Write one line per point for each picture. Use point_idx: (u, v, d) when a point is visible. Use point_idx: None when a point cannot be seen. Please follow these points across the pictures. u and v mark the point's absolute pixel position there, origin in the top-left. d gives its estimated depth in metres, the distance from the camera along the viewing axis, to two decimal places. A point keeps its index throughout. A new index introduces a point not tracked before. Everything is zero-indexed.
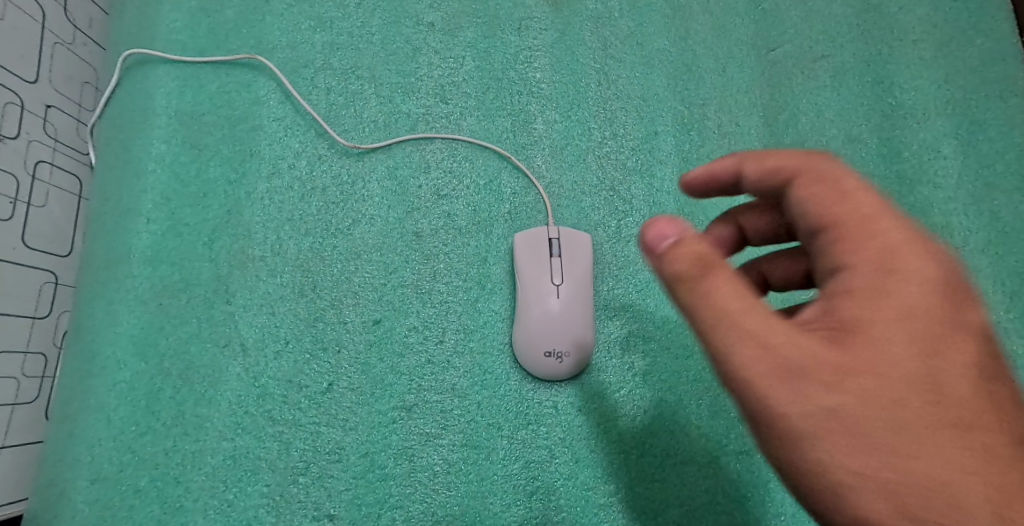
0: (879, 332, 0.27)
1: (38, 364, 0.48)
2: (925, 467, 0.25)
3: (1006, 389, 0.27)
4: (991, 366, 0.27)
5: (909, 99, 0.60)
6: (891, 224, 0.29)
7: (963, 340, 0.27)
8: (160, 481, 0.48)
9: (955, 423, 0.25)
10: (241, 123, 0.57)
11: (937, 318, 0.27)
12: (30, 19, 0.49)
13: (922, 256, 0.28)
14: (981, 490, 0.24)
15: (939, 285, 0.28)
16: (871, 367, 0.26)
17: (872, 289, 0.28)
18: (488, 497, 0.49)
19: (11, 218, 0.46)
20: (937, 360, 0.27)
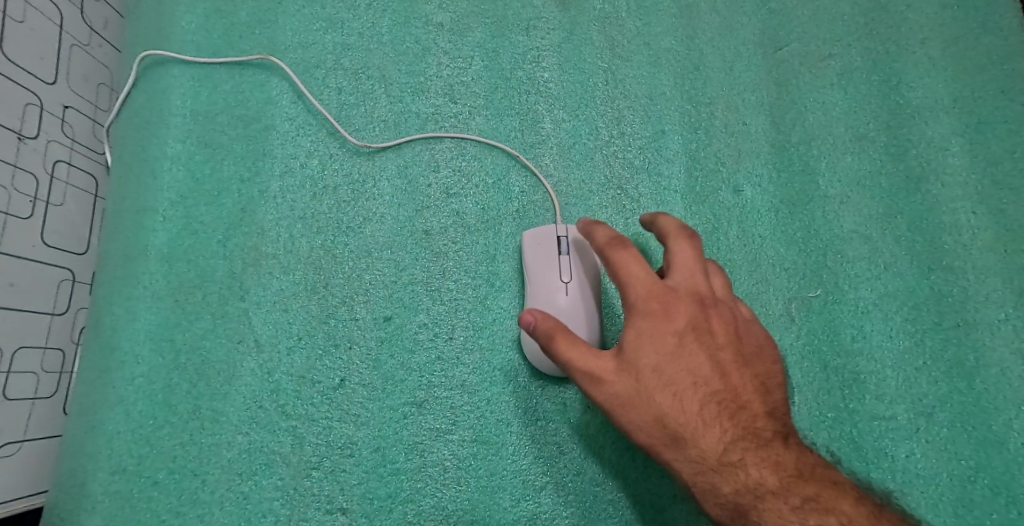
0: (652, 361, 0.41)
1: (56, 360, 0.49)
2: (686, 432, 0.39)
3: (744, 373, 0.42)
4: (734, 363, 0.42)
5: (917, 97, 0.60)
6: (641, 285, 0.43)
7: (709, 352, 0.41)
8: (178, 473, 0.49)
9: (706, 401, 0.40)
10: (254, 123, 0.58)
11: (690, 344, 0.41)
12: (48, 21, 0.50)
13: (674, 302, 0.42)
14: (721, 433, 0.39)
15: (690, 320, 0.42)
16: (650, 384, 0.40)
17: (648, 331, 0.41)
18: (498, 492, 0.50)
19: (30, 216, 0.47)
20: (695, 371, 0.41)
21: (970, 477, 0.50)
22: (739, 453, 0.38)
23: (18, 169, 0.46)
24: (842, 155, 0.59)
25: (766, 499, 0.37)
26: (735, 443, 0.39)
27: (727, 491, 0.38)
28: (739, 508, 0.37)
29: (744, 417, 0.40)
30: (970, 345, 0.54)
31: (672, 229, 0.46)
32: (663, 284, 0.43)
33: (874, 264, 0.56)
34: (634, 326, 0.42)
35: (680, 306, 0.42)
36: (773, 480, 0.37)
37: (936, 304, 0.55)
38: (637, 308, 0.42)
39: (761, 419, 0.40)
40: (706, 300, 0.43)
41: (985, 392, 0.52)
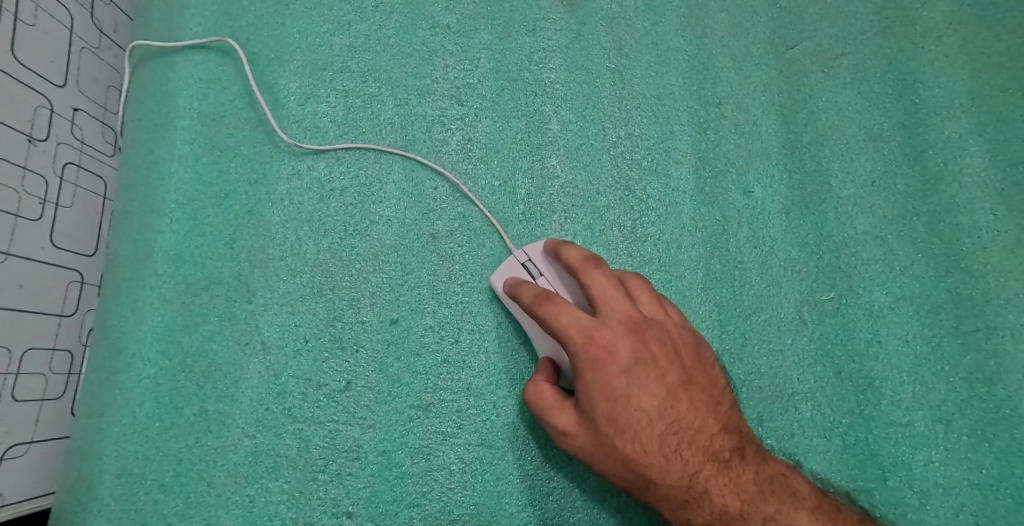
0: (608, 410, 0.44)
1: (64, 360, 0.49)
2: (654, 470, 0.44)
3: (689, 395, 0.46)
4: (678, 385, 0.45)
5: (933, 97, 0.59)
6: (580, 336, 0.44)
7: (657, 384, 0.45)
8: (185, 476, 0.49)
9: (665, 435, 0.44)
10: (261, 125, 0.58)
11: (637, 381, 0.44)
12: (59, 24, 0.51)
13: (613, 344, 0.44)
14: (683, 464, 0.44)
15: (632, 357, 0.44)
16: (611, 433, 0.44)
17: (599, 382, 0.44)
18: (504, 498, 0.50)
19: (39, 218, 0.47)
20: (646, 409, 0.44)
21: (991, 487, 0.49)
22: (703, 481, 0.44)
23: (28, 172, 0.47)
24: (856, 156, 0.58)
25: (730, 521, 0.43)
26: (697, 472, 0.44)
27: (699, 519, 0.43)
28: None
29: (700, 442, 0.44)
30: (991, 351, 0.52)
31: (583, 259, 0.48)
32: (598, 325, 0.45)
33: (890, 267, 0.55)
34: (585, 379, 0.44)
35: (622, 346, 0.44)
36: (733, 501, 0.43)
37: (954, 308, 0.53)
38: (582, 358, 0.44)
39: (715, 439, 0.45)
40: (640, 330, 0.45)
41: (1007, 399, 0.51)
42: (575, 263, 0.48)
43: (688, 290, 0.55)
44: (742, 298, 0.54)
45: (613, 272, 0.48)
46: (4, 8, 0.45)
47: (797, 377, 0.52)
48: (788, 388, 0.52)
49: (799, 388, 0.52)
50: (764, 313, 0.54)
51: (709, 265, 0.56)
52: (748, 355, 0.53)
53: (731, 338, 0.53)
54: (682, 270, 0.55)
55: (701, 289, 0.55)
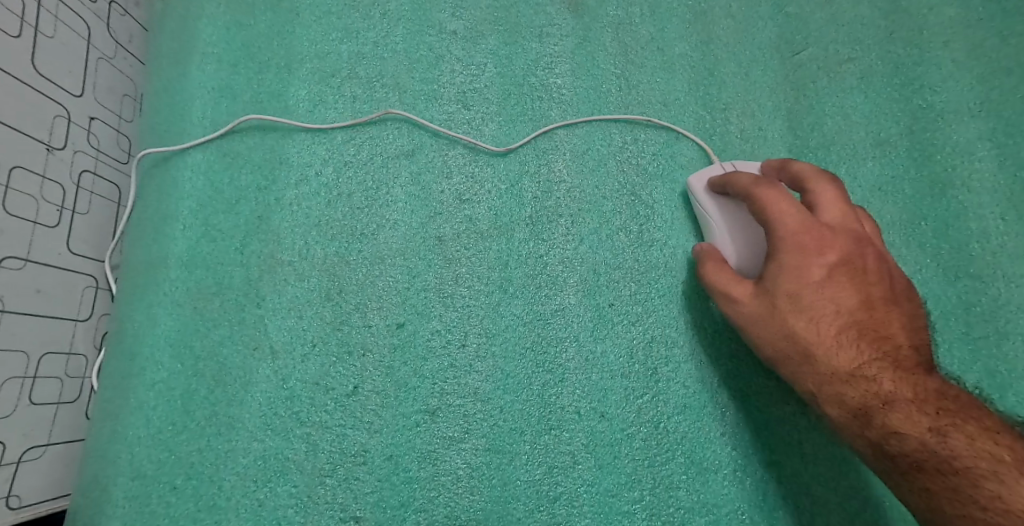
0: (794, 288, 0.43)
1: (79, 365, 0.50)
2: (821, 350, 0.42)
3: (890, 311, 0.43)
4: (881, 298, 0.43)
5: (941, 101, 0.59)
6: (795, 220, 0.44)
7: (858, 288, 0.43)
8: (195, 479, 0.50)
9: (846, 326, 0.42)
10: (271, 131, 0.59)
11: (837, 278, 0.43)
12: (77, 36, 0.52)
13: (827, 238, 0.43)
14: (856, 353, 0.41)
15: (843, 256, 0.43)
16: (787, 307, 0.43)
17: (794, 264, 0.43)
18: (511, 503, 0.50)
19: (56, 225, 0.48)
20: (838, 301, 0.42)
21: None
22: (876, 369, 0.40)
23: (46, 180, 0.48)
24: (863, 161, 0.58)
25: (892, 403, 0.39)
26: (872, 362, 0.41)
27: (853, 396, 0.41)
28: (864, 408, 0.40)
29: (886, 345, 0.41)
30: (1001, 357, 0.52)
31: (813, 174, 0.47)
32: (816, 221, 0.44)
33: (899, 272, 0.55)
34: (781, 258, 0.44)
35: (836, 243, 0.43)
36: (908, 391, 0.39)
37: (964, 314, 0.53)
38: (785, 240, 0.44)
39: (904, 349, 0.41)
40: (860, 241, 0.44)
41: (1018, 405, 0.50)
42: (807, 176, 0.47)
43: (694, 295, 0.55)
44: None
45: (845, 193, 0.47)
46: (26, 21, 0.46)
47: None
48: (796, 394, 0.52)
49: None
50: None
51: None
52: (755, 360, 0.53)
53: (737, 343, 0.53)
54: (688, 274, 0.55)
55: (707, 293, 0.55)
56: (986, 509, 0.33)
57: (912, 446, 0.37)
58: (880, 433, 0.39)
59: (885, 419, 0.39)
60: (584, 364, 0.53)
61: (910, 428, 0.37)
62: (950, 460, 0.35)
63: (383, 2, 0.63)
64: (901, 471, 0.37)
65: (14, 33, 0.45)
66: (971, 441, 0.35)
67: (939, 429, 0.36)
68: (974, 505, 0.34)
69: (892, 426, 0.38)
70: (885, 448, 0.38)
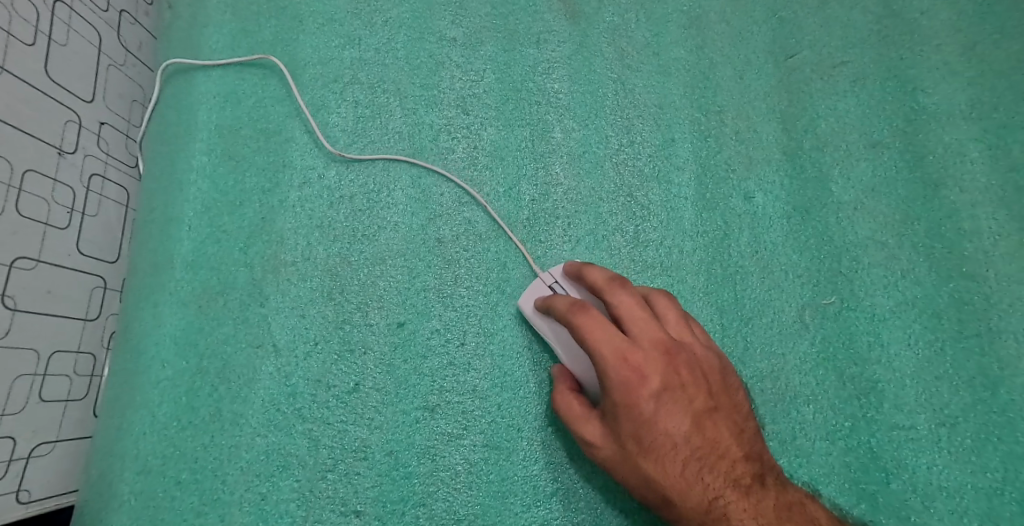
0: (634, 430, 0.44)
1: (87, 363, 0.52)
2: (674, 491, 0.43)
3: (715, 420, 0.45)
4: (704, 410, 0.45)
5: (932, 104, 0.60)
6: (612, 353, 0.44)
7: (684, 410, 0.44)
8: (200, 474, 0.51)
9: (686, 460, 0.43)
10: (275, 135, 0.60)
11: (664, 406, 0.44)
12: (88, 43, 0.53)
13: (644, 365, 0.44)
14: (704, 489, 0.43)
15: (662, 381, 0.44)
16: (636, 451, 0.44)
17: (626, 403, 0.44)
18: (509, 498, 0.51)
19: (67, 226, 0.50)
20: (673, 432, 0.44)
21: (997, 491, 0.49)
22: (723, 504, 0.43)
23: (58, 183, 0.49)
24: (856, 162, 0.59)
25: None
26: (717, 496, 0.43)
27: None
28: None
29: (723, 467, 0.44)
30: (994, 354, 0.52)
31: (605, 281, 0.48)
32: (629, 345, 0.44)
33: (891, 271, 0.55)
34: (613, 397, 0.44)
35: (652, 368, 0.44)
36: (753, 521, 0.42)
37: (957, 312, 0.54)
38: (611, 377, 0.44)
39: (738, 464, 0.44)
40: (670, 355, 0.45)
41: (1011, 403, 0.51)
42: (601, 284, 0.48)
43: (690, 294, 0.56)
44: (744, 302, 0.55)
45: (639, 293, 0.48)
46: (39, 29, 0.48)
47: (799, 380, 0.53)
48: (791, 391, 0.53)
49: (801, 391, 0.53)
50: (765, 316, 0.55)
51: (711, 269, 0.56)
52: (749, 359, 0.54)
53: (732, 341, 0.54)
54: (683, 274, 0.56)
55: (703, 293, 0.56)
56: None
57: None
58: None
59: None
60: None
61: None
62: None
63: (384, 10, 0.64)
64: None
65: (28, 41, 0.47)
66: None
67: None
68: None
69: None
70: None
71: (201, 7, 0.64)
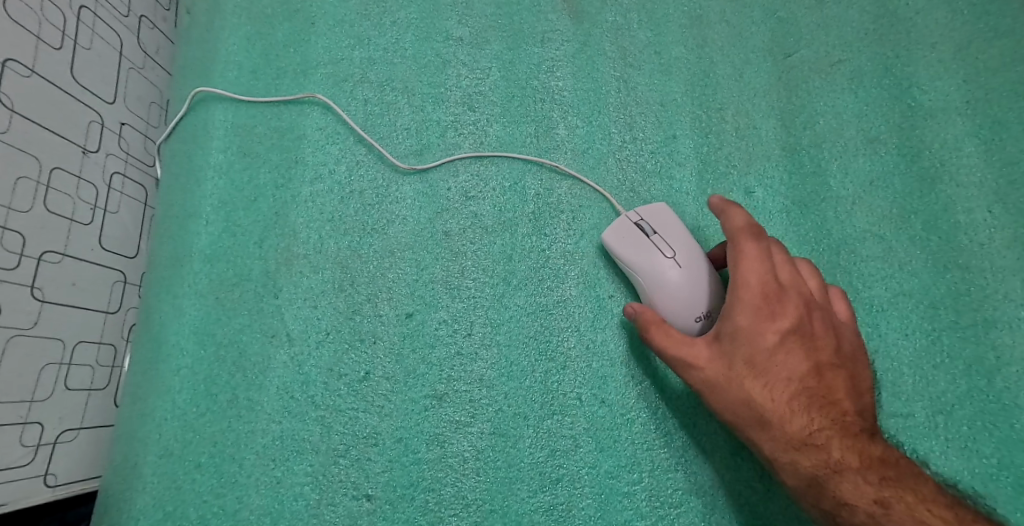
0: (753, 354, 0.45)
1: (109, 354, 0.54)
2: (776, 416, 0.45)
3: (836, 374, 0.46)
4: (827, 363, 0.46)
5: (929, 99, 0.61)
6: (758, 281, 0.47)
7: (806, 353, 0.46)
8: (218, 458, 0.53)
9: (796, 394, 0.45)
10: (287, 133, 0.62)
11: (790, 343, 0.46)
12: (110, 47, 0.56)
13: (783, 304, 0.46)
14: (807, 420, 0.45)
15: (795, 324, 0.46)
16: (746, 372, 0.45)
17: (754, 329, 0.46)
18: (515, 483, 0.52)
19: (91, 222, 0.52)
20: (790, 367, 0.45)
21: (992, 476, 0.50)
22: (824, 437, 0.44)
23: (82, 180, 0.51)
24: (854, 157, 0.60)
25: (841, 472, 0.43)
26: (820, 430, 0.44)
27: (806, 464, 0.44)
28: (816, 477, 0.44)
29: (833, 411, 0.45)
30: (990, 343, 0.53)
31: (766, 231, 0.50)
32: (775, 283, 0.47)
33: (889, 263, 0.56)
34: (741, 320, 0.46)
35: (790, 308, 0.46)
36: (852, 458, 0.43)
37: (953, 303, 0.55)
38: (747, 303, 0.46)
39: (849, 415, 0.45)
40: (809, 306, 0.47)
41: (1007, 390, 0.52)
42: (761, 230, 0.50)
43: None
44: None
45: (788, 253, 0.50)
46: (66, 34, 0.51)
47: None
48: None
49: None
50: None
51: None
52: None
53: None
54: None
55: None
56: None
57: (860, 516, 0.42)
58: (833, 502, 0.43)
59: (834, 488, 0.43)
60: (585, 352, 0.55)
61: (857, 499, 0.42)
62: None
63: (392, 12, 0.66)
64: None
65: (55, 45, 0.49)
66: (910, 511, 0.41)
67: (883, 500, 0.42)
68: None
69: (841, 496, 0.43)
70: (835, 515, 0.43)
71: (216, 11, 0.67)
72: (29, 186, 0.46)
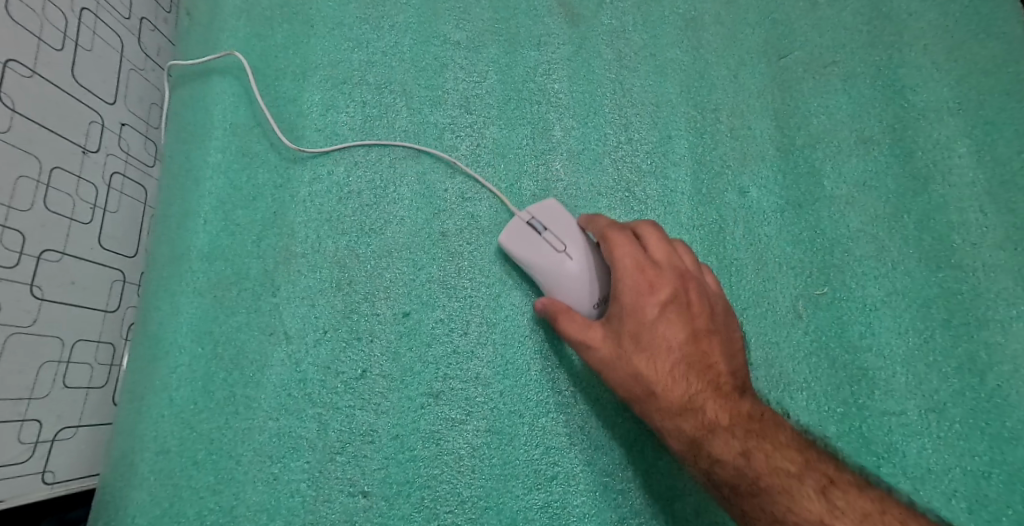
0: (633, 327, 0.47)
1: (107, 352, 0.54)
2: (659, 385, 0.46)
3: (711, 339, 0.47)
4: (703, 330, 0.47)
5: (921, 101, 0.61)
6: (634, 261, 0.48)
7: (684, 323, 0.47)
8: (216, 454, 0.53)
9: (676, 363, 0.46)
10: (286, 134, 0.63)
11: (667, 314, 0.47)
12: (110, 49, 0.56)
13: (658, 277, 0.47)
14: (687, 386, 0.46)
15: (672, 295, 0.47)
16: (631, 346, 0.47)
17: (633, 303, 0.47)
18: (510, 481, 0.52)
19: (90, 222, 0.52)
20: (669, 338, 0.46)
21: (984, 473, 0.50)
22: (701, 400, 0.45)
23: (82, 180, 0.52)
24: (847, 158, 0.60)
25: (715, 431, 0.44)
26: (698, 393, 0.45)
27: (687, 428, 0.45)
28: (695, 439, 0.45)
29: (709, 376, 0.46)
30: (981, 342, 0.54)
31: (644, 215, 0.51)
32: (650, 260, 0.48)
33: (881, 263, 0.57)
34: (621, 297, 0.47)
35: (666, 280, 0.47)
36: (725, 418, 0.44)
37: (945, 302, 0.55)
38: (626, 279, 0.47)
39: (722, 377, 0.46)
40: (684, 278, 0.48)
41: (999, 389, 0.52)
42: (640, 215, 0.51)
43: None
44: (739, 292, 0.57)
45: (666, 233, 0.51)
46: (67, 36, 0.51)
47: (792, 367, 0.54)
48: (785, 379, 0.54)
49: (795, 378, 0.54)
50: (760, 306, 0.56)
51: (707, 260, 0.58)
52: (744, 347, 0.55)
53: None
54: None
55: None
56: (782, 520, 0.40)
57: (731, 470, 0.42)
58: (709, 460, 0.44)
59: (709, 449, 0.44)
60: None
61: (727, 454, 0.43)
62: (755, 478, 0.41)
63: (391, 15, 0.67)
64: (725, 492, 0.43)
65: (56, 45, 0.50)
66: (770, 459, 0.42)
67: (748, 451, 0.42)
68: (775, 520, 0.40)
69: (715, 454, 0.43)
70: (711, 473, 0.43)
71: (216, 14, 0.67)
72: (29, 185, 0.47)
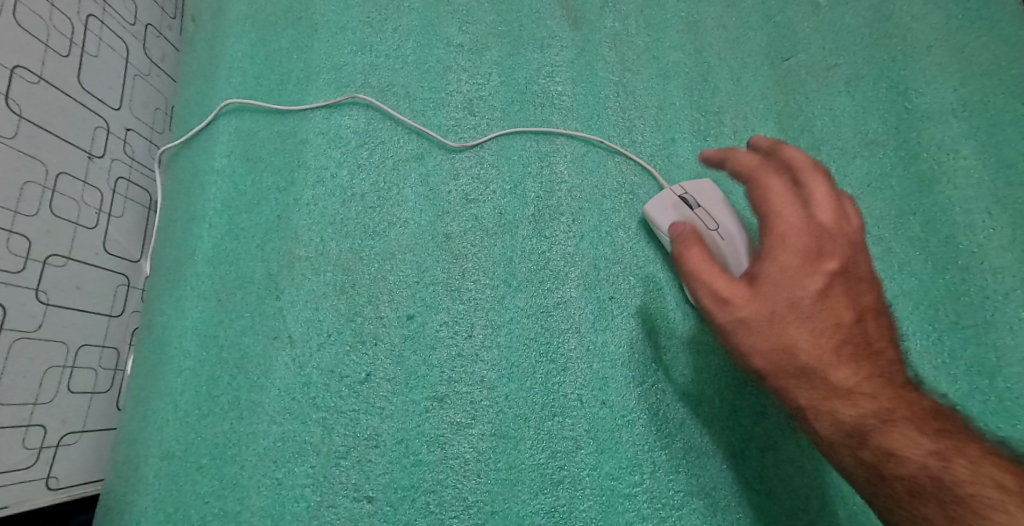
0: (793, 295, 0.38)
1: (111, 357, 0.54)
2: (822, 365, 0.37)
3: (879, 324, 0.39)
4: (870, 311, 0.39)
5: (925, 102, 0.61)
6: (799, 220, 0.39)
7: (851, 298, 0.38)
8: (220, 459, 0.53)
9: (844, 342, 0.37)
10: (290, 137, 0.63)
11: (834, 286, 0.38)
12: (116, 54, 0.57)
13: (828, 243, 0.39)
14: (855, 369, 0.36)
15: (842, 266, 0.39)
16: (790, 317, 0.37)
17: (794, 268, 0.38)
18: (516, 484, 0.52)
19: (95, 226, 0.53)
20: (836, 312, 0.38)
21: None
22: (873, 388, 0.36)
23: (87, 185, 0.52)
24: (852, 159, 0.60)
25: (891, 422, 0.34)
26: (869, 378, 0.36)
27: (849, 416, 0.36)
28: (859, 429, 0.35)
29: (878, 362, 0.37)
30: (990, 344, 0.53)
31: (803, 159, 0.41)
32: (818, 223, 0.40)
33: (888, 264, 0.57)
34: (779, 262, 0.39)
35: (836, 249, 0.39)
36: (907, 410, 0.35)
37: (953, 303, 0.55)
38: (788, 244, 0.39)
39: (894, 365, 0.37)
40: (856, 247, 0.39)
41: (1009, 391, 0.52)
42: (800, 161, 0.41)
43: None
44: None
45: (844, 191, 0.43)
46: (74, 42, 0.51)
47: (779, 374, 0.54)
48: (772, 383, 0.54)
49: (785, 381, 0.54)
50: None
51: None
52: None
53: None
54: None
55: None
56: None
57: (910, 468, 0.33)
58: (877, 454, 0.34)
59: (880, 440, 0.34)
60: (585, 353, 0.56)
61: (906, 450, 0.33)
62: (955, 486, 0.31)
63: (394, 19, 0.67)
64: (898, 496, 0.33)
65: (62, 52, 0.50)
66: (974, 467, 0.31)
67: (940, 451, 0.32)
68: None
69: (888, 447, 0.34)
70: (879, 470, 0.34)
71: (221, 20, 0.68)
72: (36, 190, 0.47)
